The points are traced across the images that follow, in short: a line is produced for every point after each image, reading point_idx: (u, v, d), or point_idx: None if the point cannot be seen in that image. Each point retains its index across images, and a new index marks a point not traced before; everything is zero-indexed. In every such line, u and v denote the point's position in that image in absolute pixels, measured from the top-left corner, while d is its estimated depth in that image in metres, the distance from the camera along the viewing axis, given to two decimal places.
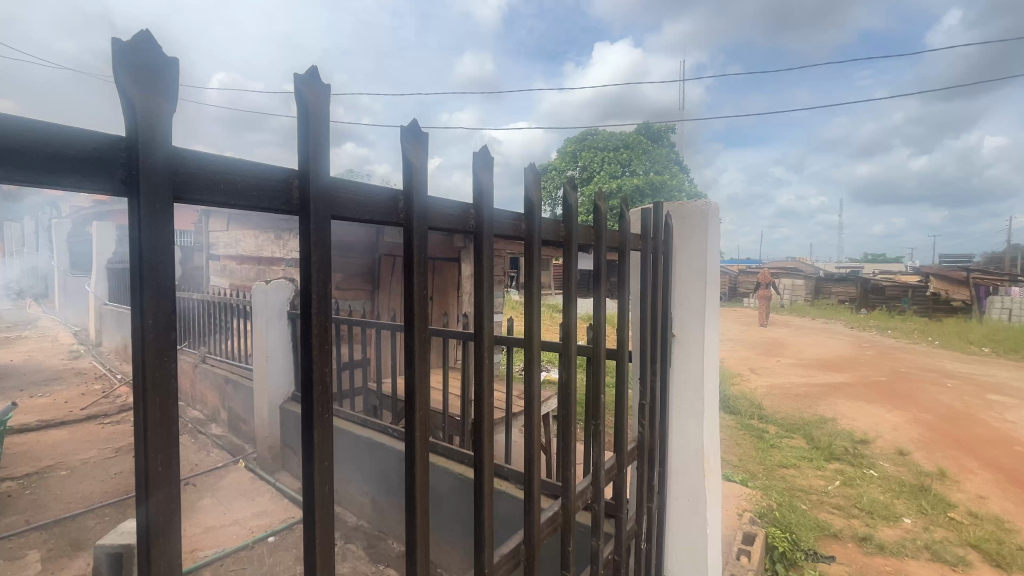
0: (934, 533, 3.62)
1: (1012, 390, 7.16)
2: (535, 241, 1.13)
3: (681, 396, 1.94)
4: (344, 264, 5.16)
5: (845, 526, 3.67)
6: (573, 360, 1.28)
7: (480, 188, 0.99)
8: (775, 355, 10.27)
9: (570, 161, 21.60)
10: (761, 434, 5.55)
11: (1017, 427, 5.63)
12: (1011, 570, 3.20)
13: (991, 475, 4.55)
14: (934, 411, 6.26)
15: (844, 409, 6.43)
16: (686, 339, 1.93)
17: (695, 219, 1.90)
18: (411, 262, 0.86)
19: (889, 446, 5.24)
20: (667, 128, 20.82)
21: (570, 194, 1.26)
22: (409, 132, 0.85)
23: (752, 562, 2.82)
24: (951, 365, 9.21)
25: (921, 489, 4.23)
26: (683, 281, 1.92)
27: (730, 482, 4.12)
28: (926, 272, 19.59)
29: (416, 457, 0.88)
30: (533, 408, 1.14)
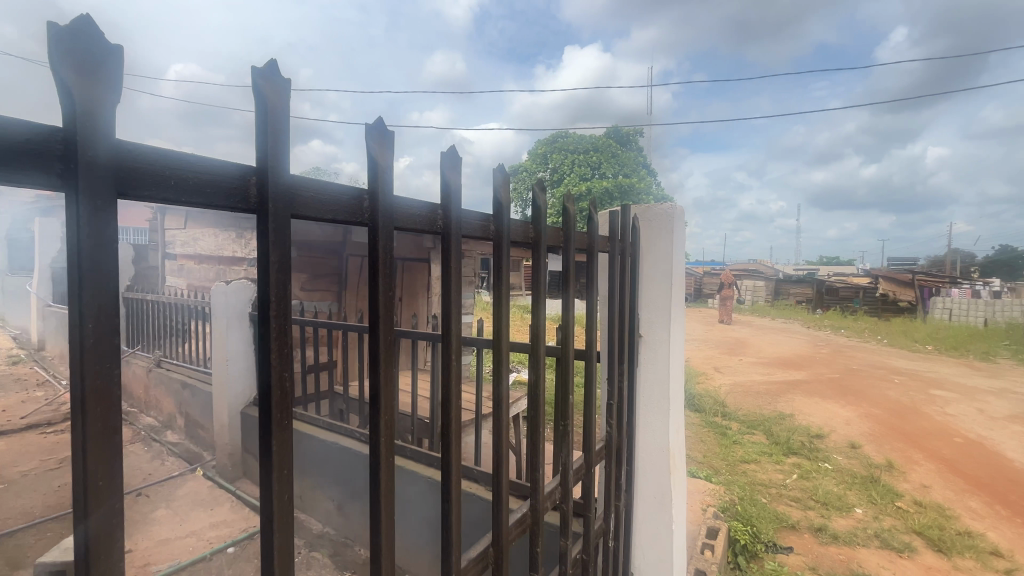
0: (883, 521, 3.82)
1: (951, 386, 7.63)
2: (504, 242, 1.13)
3: (648, 396, 1.97)
4: (310, 264, 5.03)
5: (802, 518, 3.83)
6: (542, 362, 1.28)
7: (447, 187, 0.98)
8: (737, 354, 10.63)
9: (541, 162, 21.77)
10: (724, 431, 5.73)
11: (956, 420, 6.01)
12: (951, 554, 3.41)
13: (934, 465, 4.83)
14: (883, 406, 6.61)
15: (801, 405, 6.72)
16: (652, 339, 1.97)
17: (661, 222, 1.94)
18: (376, 262, 0.84)
19: (842, 439, 5.51)
20: (636, 132, 21.26)
21: (539, 196, 1.27)
22: (374, 129, 0.84)
23: (715, 555, 2.91)
24: (898, 362, 9.75)
25: (871, 480, 4.45)
26: (649, 283, 1.96)
27: (695, 478, 4.23)
28: (875, 274, 20.69)
29: (381, 460, 0.86)
30: (501, 410, 1.13)
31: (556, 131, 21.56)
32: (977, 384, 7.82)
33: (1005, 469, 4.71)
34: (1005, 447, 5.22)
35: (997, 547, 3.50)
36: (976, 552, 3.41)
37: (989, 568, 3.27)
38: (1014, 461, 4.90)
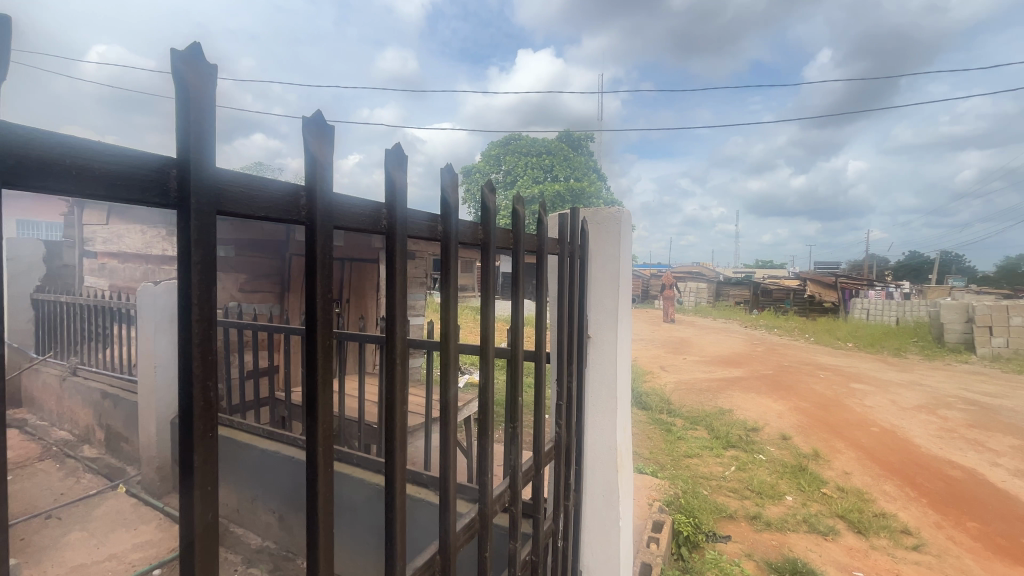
0: (810, 507, 4.11)
1: (868, 379, 8.33)
2: (452, 243, 1.11)
3: (596, 397, 2.01)
4: (250, 265, 4.76)
5: (739, 507, 4.04)
6: (491, 364, 1.27)
7: (393, 186, 0.95)
8: (681, 353, 11.09)
9: (494, 164, 21.77)
10: (669, 427, 5.96)
11: (873, 411, 6.57)
12: (868, 535, 3.71)
13: (854, 453, 5.25)
14: (811, 399, 7.11)
15: (739, 401, 7.10)
16: (600, 340, 2.01)
17: (609, 225, 1.98)
18: (313, 263, 0.80)
19: (774, 432, 5.88)
20: (587, 137, 21.76)
21: (488, 196, 1.26)
22: (312, 122, 0.80)
23: (660, 547, 3.01)
24: (823, 358, 10.55)
25: (799, 468, 4.78)
26: (598, 284, 2.00)
27: (641, 473, 4.37)
28: (804, 277, 22.26)
29: (319, 467, 0.83)
30: (448, 413, 1.11)
31: (509, 133, 21.68)
32: (890, 377, 8.58)
33: (913, 455, 5.20)
34: (913, 434, 5.76)
35: (907, 526, 3.86)
36: (889, 532, 3.73)
37: (900, 545, 3.60)
38: (920, 447, 5.41)
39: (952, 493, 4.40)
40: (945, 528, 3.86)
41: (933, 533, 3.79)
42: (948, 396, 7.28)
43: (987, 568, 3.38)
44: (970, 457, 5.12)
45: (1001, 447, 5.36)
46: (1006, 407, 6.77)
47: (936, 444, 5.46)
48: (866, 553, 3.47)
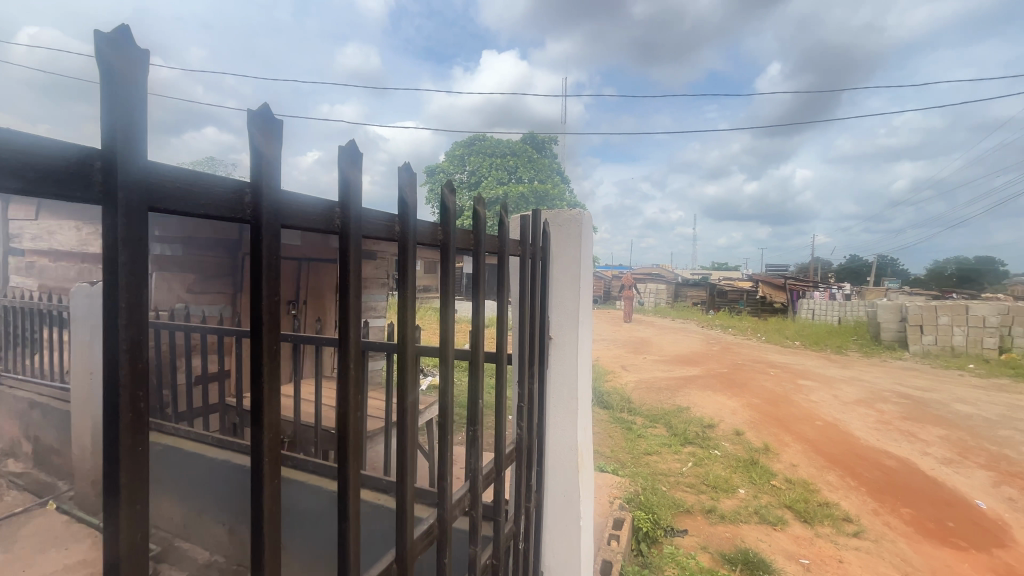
0: (761, 499, 4.29)
1: (814, 376, 8.80)
2: (411, 244, 1.09)
3: (557, 398, 2.03)
4: (199, 264, 4.52)
5: (695, 502, 4.17)
6: (451, 366, 1.24)
7: (347, 184, 0.91)
8: (641, 353, 11.36)
9: (458, 164, 21.62)
10: (629, 425, 6.10)
11: (818, 406, 6.95)
12: (814, 523, 3.92)
13: (801, 446, 5.53)
14: (763, 396, 7.44)
15: (696, 399, 7.35)
16: (561, 341, 2.03)
17: (570, 227, 2.00)
18: (259, 263, 0.76)
19: (728, 427, 6.11)
20: (551, 139, 21.98)
21: (448, 197, 1.24)
22: (258, 114, 0.76)
23: (621, 544, 3.07)
24: (773, 356, 11.07)
25: (751, 462, 4.99)
26: (559, 285, 2.02)
27: (603, 472, 4.44)
28: (756, 279, 23.32)
29: (265, 477, 0.79)
30: (406, 417, 1.09)
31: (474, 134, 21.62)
32: (833, 374, 9.10)
33: (853, 446, 5.53)
34: (854, 427, 6.13)
35: (848, 514, 4.09)
36: (832, 520, 3.95)
37: (842, 532, 3.82)
38: (860, 438, 5.76)
39: (888, 482, 4.71)
40: (882, 515, 4.12)
41: (872, 520, 4.03)
42: (884, 390, 7.80)
43: (918, 550, 3.63)
44: (904, 447, 5.49)
45: (930, 438, 5.77)
46: (934, 400, 7.31)
47: (874, 436, 5.83)
48: (812, 541, 3.66)
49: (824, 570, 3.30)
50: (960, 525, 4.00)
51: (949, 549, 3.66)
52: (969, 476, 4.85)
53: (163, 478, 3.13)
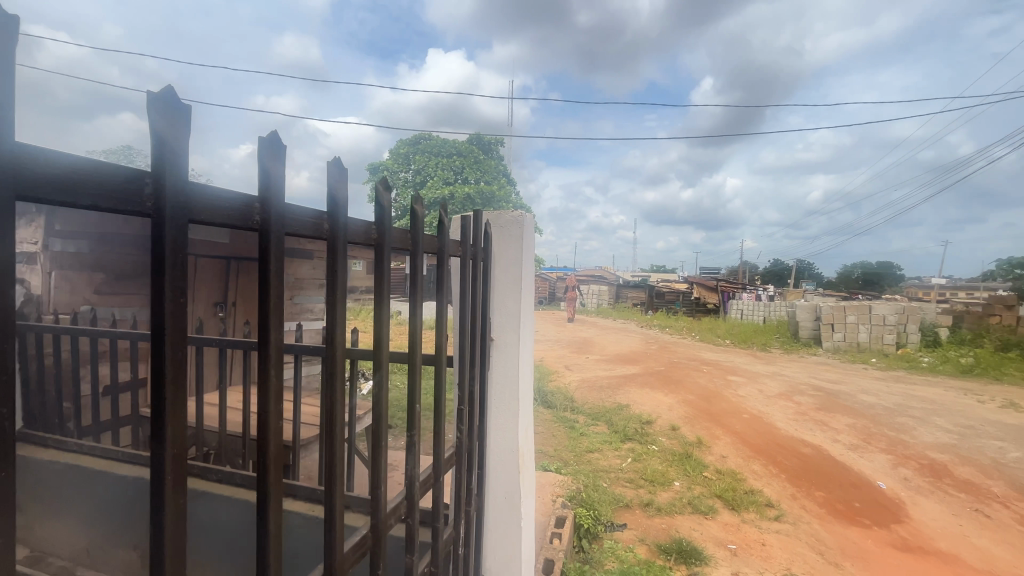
0: (694, 490, 4.52)
1: (742, 372, 9.39)
2: (341, 242, 1.04)
3: (498, 400, 2.02)
4: (110, 263, 4.11)
5: (634, 496, 4.32)
6: (386, 370, 1.20)
7: (268, 177, 0.86)
8: (584, 352, 11.63)
9: (403, 162, 21.15)
10: (573, 424, 6.21)
11: (745, 400, 7.43)
12: (740, 510, 4.18)
13: (730, 438, 5.88)
14: (696, 392, 7.86)
15: (636, 396, 7.62)
16: (503, 342, 2.02)
17: (512, 228, 2.00)
18: (161, 261, 0.70)
19: (665, 423, 6.39)
20: (497, 141, 22.06)
21: (382, 196, 1.20)
22: (159, 97, 0.69)
23: (563, 542, 3.10)
24: (706, 354, 11.72)
25: (685, 455, 5.24)
26: (501, 285, 2.01)
27: (546, 471, 4.50)
28: (690, 281, 24.61)
29: (167, 491, 0.73)
30: (335, 425, 1.03)
31: (419, 133, 21.26)
32: (758, 370, 9.76)
33: (775, 436, 5.95)
34: (776, 419, 6.60)
35: (770, 500, 4.40)
36: (756, 506, 4.23)
37: (765, 517, 4.10)
38: (781, 429, 6.21)
39: (805, 468, 5.11)
40: (799, 499, 4.47)
41: (791, 504, 4.36)
42: (802, 384, 8.48)
43: (830, 529, 3.97)
44: (818, 436, 5.99)
45: (840, 426, 6.33)
46: (844, 392, 8.02)
47: (793, 427, 6.31)
48: (739, 527, 3.89)
49: (750, 553, 3.52)
50: (865, 505, 4.41)
51: (855, 527, 4.03)
52: (872, 459, 5.36)
53: (63, 500, 2.81)
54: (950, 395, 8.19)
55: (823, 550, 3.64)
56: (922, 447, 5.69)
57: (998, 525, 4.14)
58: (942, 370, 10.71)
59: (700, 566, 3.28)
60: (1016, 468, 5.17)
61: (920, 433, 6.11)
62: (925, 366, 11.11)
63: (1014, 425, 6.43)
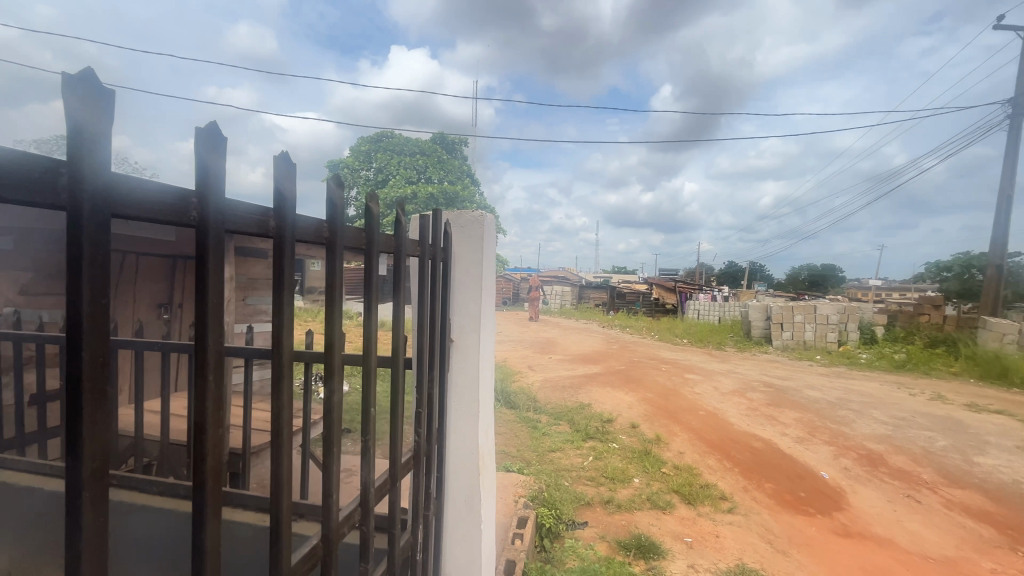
0: (653, 486, 4.63)
1: (698, 370, 9.72)
2: (289, 241, 0.99)
3: (458, 402, 2.00)
4: (37, 262, 3.81)
5: (595, 494, 4.38)
6: (338, 374, 1.15)
7: (206, 170, 0.81)
8: (547, 353, 11.72)
9: (364, 160, 20.67)
10: (535, 424, 6.24)
11: (701, 397, 7.69)
12: (696, 503, 4.31)
13: (687, 435, 6.07)
14: (655, 390, 8.07)
15: (597, 395, 7.74)
16: (463, 343, 2.00)
17: (472, 228, 1.99)
18: (81, 261, 0.65)
19: (625, 421, 6.52)
20: (461, 141, 21.94)
21: (334, 193, 1.16)
22: (78, 81, 0.65)
23: (525, 542, 3.10)
24: (664, 353, 12.06)
25: (644, 452, 5.36)
26: (461, 286, 1.99)
27: (509, 472, 4.50)
28: (650, 282, 25.28)
29: (85, 506, 0.68)
30: (281, 433, 0.99)
31: (381, 130, 20.84)
32: (713, 367, 10.13)
33: (729, 432, 6.19)
34: (729, 415, 6.87)
35: (724, 493, 4.57)
36: (711, 499, 4.38)
37: (718, 509, 4.25)
38: (734, 425, 6.47)
39: (756, 461, 5.34)
40: (750, 491, 4.66)
41: (742, 496, 4.54)
42: (753, 381, 8.86)
43: (778, 519, 4.16)
44: (768, 430, 6.27)
45: (788, 420, 6.65)
46: (791, 388, 8.44)
47: (745, 422, 6.58)
48: (694, 521, 4.02)
49: (704, 545, 3.64)
50: (810, 495, 4.65)
51: (801, 516, 4.24)
52: (816, 451, 5.67)
53: None
54: (886, 389, 8.76)
55: (772, 539, 3.82)
56: (861, 438, 6.06)
57: (927, 509, 4.46)
58: (878, 366, 11.46)
59: (658, 560, 3.36)
60: (942, 455, 5.59)
61: (859, 425, 6.51)
62: (864, 362, 11.85)
63: (941, 416, 6.95)
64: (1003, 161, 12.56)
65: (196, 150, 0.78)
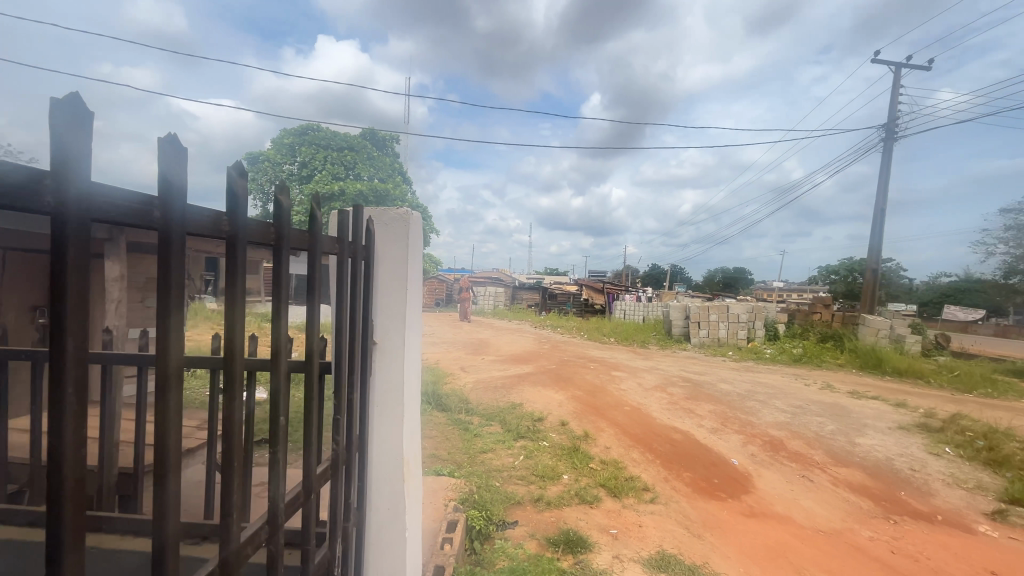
0: (581, 481, 4.77)
1: (624, 367, 10.17)
2: (177, 235, 0.90)
3: (381, 407, 1.92)
4: None
5: (525, 492, 4.43)
6: (240, 384, 1.06)
7: (66, 149, 0.71)
8: (480, 354, 11.70)
9: (287, 153, 19.30)
10: (467, 426, 6.19)
11: (626, 393, 8.05)
12: (621, 495, 4.50)
13: (613, 430, 6.32)
14: (584, 387, 8.32)
15: (529, 395, 7.84)
16: (388, 346, 1.93)
17: (397, 225, 1.92)
18: None
19: (555, 419, 6.66)
20: (393, 138, 21.33)
21: (236, 183, 1.07)
22: None
23: (454, 546, 3.05)
24: (593, 352, 12.48)
25: (573, 449, 5.51)
26: (385, 286, 1.92)
27: (439, 476, 4.43)
28: (580, 283, 26.12)
29: None
30: (168, 453, 0.90)
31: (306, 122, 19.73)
32: (637, 365, 10.63)
33: (651, 425, 6.52)
34: (652, 409, 7.24)
35: (646, 484, 4.80)
36: (635, 491, 4.59)
37: (641, 500, 4.46)
38: (656, 419, 6.83)
39: (675, 452, 5.67)
40: (670, 481, 4.95)
41: (664, 486, 4.81)
42: (674, 376, 9.42)
43: (694, 506, 4.45)
44: (686, 422, 6.69)
45: (704, 412, 7.14)
46: (707, 382, 9.07)
47: (666, 415, 6.97)
48: (619, 513, 4.19)
49: (628, 536, 3.79)
50: (722, 481, 5.02)
51: (715, 501, 4.57)
52: (727, 439, 6.14)
53: None
54: (786, 380, 9.69)
55: (689, 525, 4.07)
56: (765, 426, 6.64)
57: (818, 487, 4.98)
58: (780, 360, 12.65)
59: (585, 554, 3.45)
60: (831, 438, 6.28)
61: (764, 414, 7.13)
62: (768, 356, 13.02)
63: (830, 403, 7.80)
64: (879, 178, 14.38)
65: (53, 128, 0.69)
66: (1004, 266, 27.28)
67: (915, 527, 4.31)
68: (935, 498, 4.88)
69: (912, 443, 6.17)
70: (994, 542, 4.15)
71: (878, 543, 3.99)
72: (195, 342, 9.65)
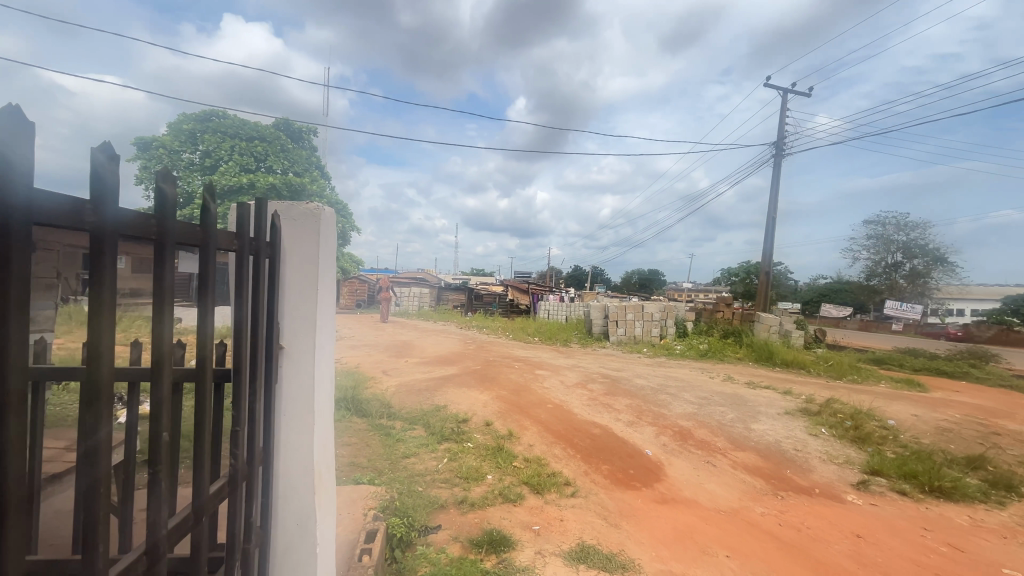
0: (504, 480, 4.80)
1: (547, 366, 10.41)
2: (19, 222, 0.77)
3: (289, 416, 1.81)
4: None
5: (449, 496, 4.37)
6: (103, 410, 0.98)
7: None
8: (403, 356, 11.39)
9: (187, 141, 17.31)
10: (388, 431, 5.99)
11: (549, 390, 8.26)
12: (543, 491, 4.60)
13: (536, 427, 6.44)
14: (508, 387, 8.41)
15: (453, 396, 7.77)
16: (296, 351, 1.81)
17: (307, 221, 1.82)
18: None
19: (479, 420, 6.66)
20: (310, 130, 20.14)
21: (104, 169, 0.94)
22: None
23: (373, 557, 2.94)
24: (517, 351, 12.67)
25: (497, 449, 5.54)
26: (294, 285, 1.80)
27: (359, 484, 4.24)
28: (506, 283, 26.44)
29: None
30: (6, 496, 0.77)
31: (209, 107, 17.99)
32: (560, 363, 10.95)
33: (572, 421, 6.74)
34: (574, 406, 7.48)
35: (568, 479, 4.95)
36: (556, 486, 4.71)
37: (563, 495, 4.59)
38: (577, 415, 7.06)
39: (594, 446, 5.90)
40: (590, 474, 5.13)
41: (583, 479, 4.99)
42: (594, 373, 9.83)
43: (611, 496, 4.67)
44: (605, 417, 7.00)
45: (621, 407, 7.51)
46: (624, 377, 9.55)
47: (586, 411, 7.24)
48: (542, 509, 4.27)
49: (550, 530, 3.88)
50: (637, 471, 5.31)
51: (630, 491, 4.81)
52: (642, 431, 6.51)
53: None
54: (693, 374, 10.49)
55: (607, 515, 4.25)
56: (675, 417, 7.13)
57: (720, 471, 5.43)
58: (688, 355, 13.68)
59: (508, 552, 3.48)
60: (731, 425, 6.89)
61: (674, 406, 7.65)
62: (678, 352, 14.02)
63: (730, 394, 8.56)
64: (770, 190, 16.09)
65: None
66: (867, 269, 31.78)
67: (799, 501, 4.85)
68: (815, 474, 5.53)
69: (796, 426, 6.94)
70: (858, 508, 4.79)
71: (769, 518, 4.44)
72: (68, 351, 8.42)
